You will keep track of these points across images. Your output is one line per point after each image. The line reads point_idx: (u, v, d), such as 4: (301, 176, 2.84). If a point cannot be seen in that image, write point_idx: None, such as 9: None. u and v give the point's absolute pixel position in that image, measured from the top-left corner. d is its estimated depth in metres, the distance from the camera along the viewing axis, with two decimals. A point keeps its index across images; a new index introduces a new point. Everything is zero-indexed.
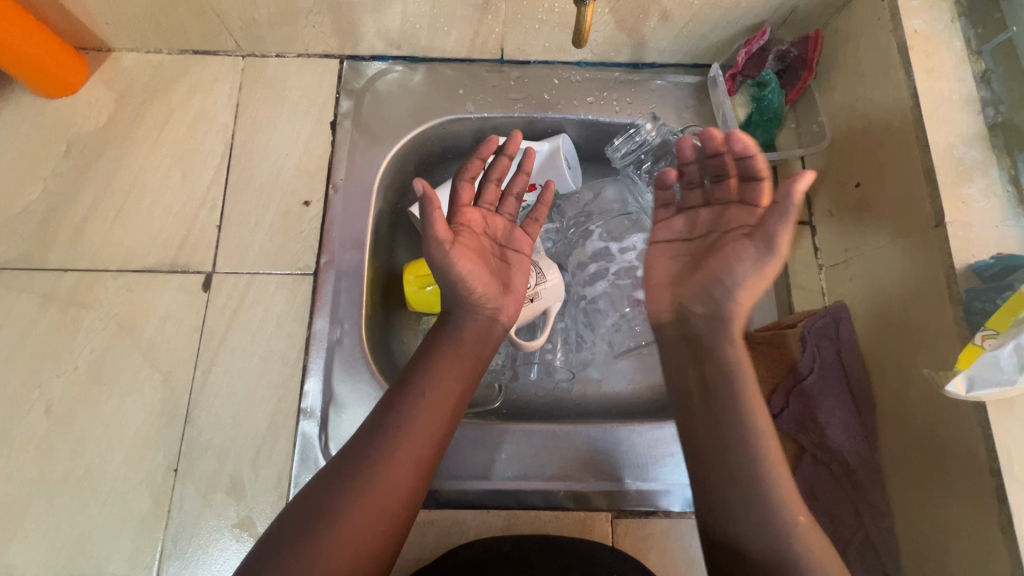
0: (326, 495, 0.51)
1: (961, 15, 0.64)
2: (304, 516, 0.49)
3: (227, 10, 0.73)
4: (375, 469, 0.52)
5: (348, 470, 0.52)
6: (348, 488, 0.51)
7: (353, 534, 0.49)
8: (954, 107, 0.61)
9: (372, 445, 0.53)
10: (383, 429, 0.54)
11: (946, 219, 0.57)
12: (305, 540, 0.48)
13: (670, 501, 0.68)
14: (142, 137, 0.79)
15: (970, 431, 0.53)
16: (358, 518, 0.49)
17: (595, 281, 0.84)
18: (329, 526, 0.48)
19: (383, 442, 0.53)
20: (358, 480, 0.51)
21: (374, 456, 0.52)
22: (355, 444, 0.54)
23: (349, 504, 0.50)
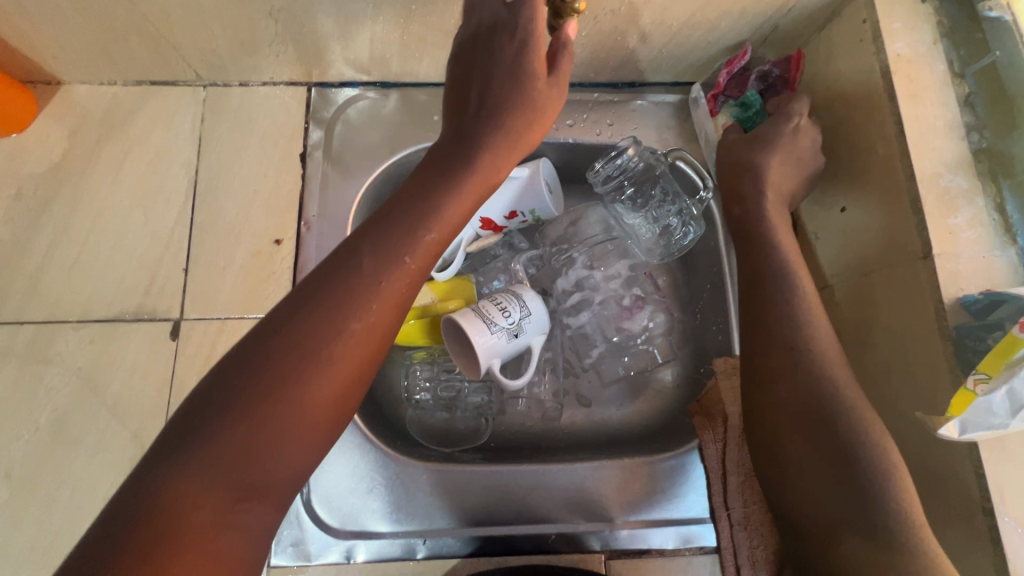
0: (279, 349, 0.42)
1: (942, 37, 0.63)
2: (251, 368, 0.41)
3: (183, 41, 0.69)
4: (345, 324, 0.44)
5: (305, 306, 0.44)
6: (311, 343, 0.42)
7: (308, 387, 0.42)
8: (939, 133, 0.60)
9: (347, 302, 0.44)
10: (354, 262, 0.46)
11: (933, 251, 0.56)
12: (246, 386, 0.40)
13: (664, 538, 0.67)
14: (100, 175, 0.75)
15: (962, 469, 0.53)
16: (314, 369, 0.42)
17: (579, 310, 0.82)
18: (281, 386, 0.41)
19: (358, 300, 0.45)
20: (327, 330, 0.43)
21: (351, 305, 0.44)
22: (324, 282, 0.45)
23: (310, 361, 0.42)
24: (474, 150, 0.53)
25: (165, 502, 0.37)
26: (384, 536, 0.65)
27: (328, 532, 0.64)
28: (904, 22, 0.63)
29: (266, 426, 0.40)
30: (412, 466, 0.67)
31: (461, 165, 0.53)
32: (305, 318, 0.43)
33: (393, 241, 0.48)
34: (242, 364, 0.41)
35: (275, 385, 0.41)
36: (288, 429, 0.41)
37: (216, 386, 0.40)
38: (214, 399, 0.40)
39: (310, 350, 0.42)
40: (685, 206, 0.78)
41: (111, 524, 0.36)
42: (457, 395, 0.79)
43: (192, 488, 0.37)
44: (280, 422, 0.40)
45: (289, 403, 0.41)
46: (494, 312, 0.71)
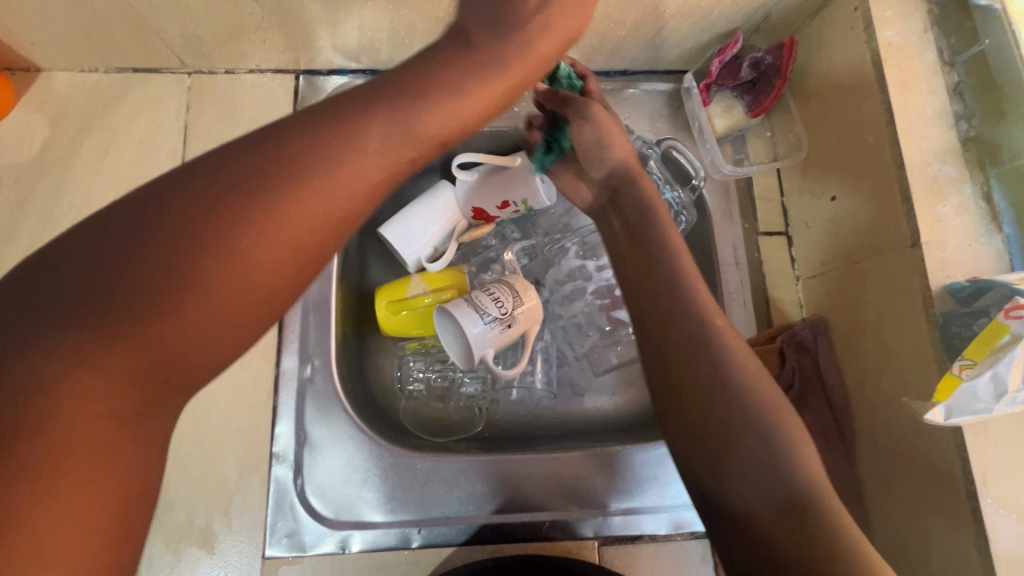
0: (187, 211, 0.32)
1: (933, 25, 0.63)
2: (145, 227, 0.31)
3: (166, 26, 0.67)
4: (280, 200, 0.33)
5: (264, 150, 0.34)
6: (263, 198, 0.33)
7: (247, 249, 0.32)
8: (928, 122, 0.60)
9: (285, 171, 0.34)
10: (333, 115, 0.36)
11: (921, 239, 0.57)
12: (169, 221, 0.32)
13: (656, 525, 0.68)
14: (83, 166, 0.73)
15: (946, 452, 0.54)
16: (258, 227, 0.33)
17: (572, 299, 0.83)
18: (182, 257, 0.31)
19: (300, 171, 0.34)
20: (283, 186, 0.33)
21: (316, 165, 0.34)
22: (293, 127, 0.35)
23: (222, 235, 0.32)
24: (478, 38, 0.44)
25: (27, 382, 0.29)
26: (379, 526, 0.65)
27: (323, 523, 0.65)
28: (896, 10, 0.63)
29: (167, 303, 0.31)
30: (406, 456, 0.67)
31: (457, 48, 0.42)
32: (258, 162, 0.34)
33: (354, 115, 0.37)
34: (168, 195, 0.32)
35: (178, 256, 0.31)
36: (193, 313, 0.32)
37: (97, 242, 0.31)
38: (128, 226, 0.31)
39: (228, 216, 0.32)
40: (679, 195, 0.77)
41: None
42: (451, 385, 0.80)
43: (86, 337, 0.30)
44: (183, 303, 0.31)
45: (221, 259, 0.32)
46: (485, 302, 0.71)
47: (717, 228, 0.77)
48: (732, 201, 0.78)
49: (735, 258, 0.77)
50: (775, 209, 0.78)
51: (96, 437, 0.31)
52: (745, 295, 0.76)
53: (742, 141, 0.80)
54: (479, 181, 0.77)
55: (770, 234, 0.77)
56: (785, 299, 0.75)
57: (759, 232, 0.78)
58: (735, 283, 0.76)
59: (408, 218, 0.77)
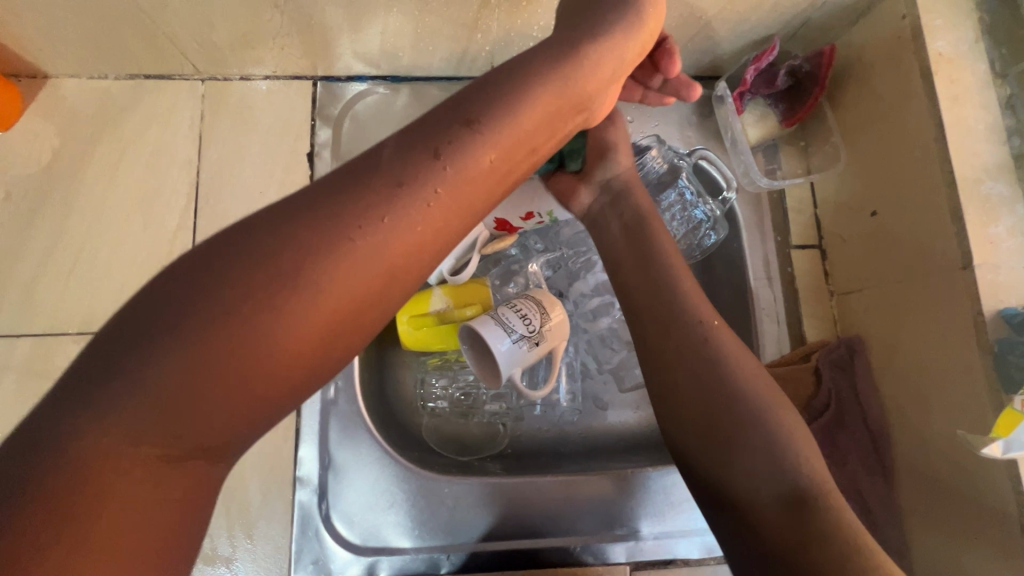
0: (239, 287, 0.33)
1: (984, 34, 0.60)
2: (200, 300, 0.32)
3: (181, 33, 0.64)
4: (329, 275, 0.35)
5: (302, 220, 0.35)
6: (305, 274, 0.34)
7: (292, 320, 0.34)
8: (980, 137, 0.58)
9: (327, 251, 0.35)
10: (380, 169, 0.38)
11: (974, 261, 0.55)
12: (214, 301, 0.32)
13: (689, 548, 0.67)
14: (94, 177, 0.70)
15: (998, 483, 0.53)
16: (303, 298, 0.34)
17: (598, 315, 0.82)
18: (232, 328, 0.32)
19: (342, 239, 0.35)
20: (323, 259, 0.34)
21: (351, 234, 0.35)
22: (329, 194, 0.36)
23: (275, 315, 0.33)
24: (516, 82, 0.44)
25: (80, 453, 0.31)
26: (407, 552, 0.64)
27: (349, 550, 0.63)
28: (946, 18, 0.60)
29: (219, 378, 0.32)
30: (434, 480, 0.65)
31: (506, 100, 0.43)
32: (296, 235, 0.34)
33: (390, 189, 0.37)
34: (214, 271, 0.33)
35: (231, 332, 0.32)
36: (238, 384, 0.33)
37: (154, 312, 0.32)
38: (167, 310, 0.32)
39: (281, 294, 0.33)
40: (709, 207, 0.74)
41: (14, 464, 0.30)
42: (474, 402, 0.77)
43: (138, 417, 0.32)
44: (233, 380, 0.33)
45: (265, 335, 0.33)
46: (513, 320, 0.68)
47: (749, 241, 0.75)
48: (764, 213, 0.76)
49: (766, 272, 0.74)
50: (809, 221, 0.76)
51: (143, 496, 0.32)
52: (778, 311, 0.73)
53: (775, 150, 0.78)
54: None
55: (804, 247, 0.75)
56: (819, 314, 0.73)
57: (792, 245, 0.75)
58: (767, 298, 0.73)
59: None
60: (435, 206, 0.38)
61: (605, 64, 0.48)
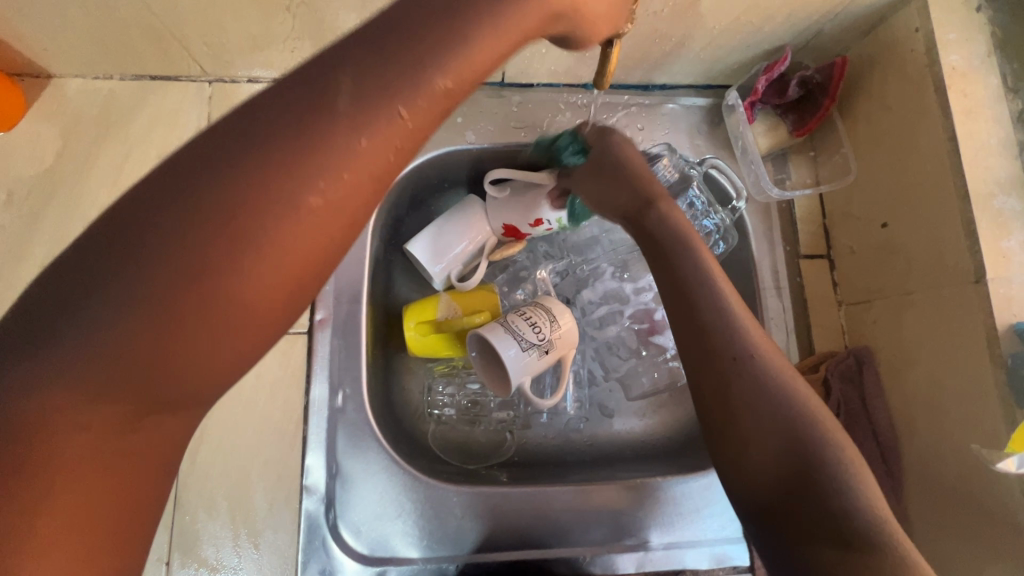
0: (178, 217, 0.26)
1: (996, 49, 0.61)
2: (135, 235, 0.26)
3: (190, 35, 0.63)
4: (280, 211, 0.27)
5: (241, 145, 0.27)
6: (247, 212, 0.26)
7: (233, 276, 0.26)
8: (992, 152, 0.58)
9: (275, 186, 0.26)
10: (331, 93, 0.28)
11: (987, 275, 0.55)
12: (137, 253, 0.25)
13: (698, 559, 0.67)
14: (99, 180, 0.69)
15: (1010, 499, 0.53)
16: (244, 252, 0.26)
17: (605, 324, 0.81)
18: (168, 269, 0.25)
19: (292, 182, 0.27)
20: (270, 193, 0.26)
21: (303, 161, 0.27)
22: (274, 112, 0.28)
23: (216, 258, 0.26)
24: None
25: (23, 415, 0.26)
26: (415, 562, 0.64)
27: (358, 561, 0.63)
28: (959, 32, 0.60)
29: (153, 345, 0.26)
30: (442, 489, 0.65)
31: (496, 2, 0.33)
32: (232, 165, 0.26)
33: (344, 113, 0.28)
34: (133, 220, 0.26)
35: (171, 274, 0.25)
36: (193, 344, 0.26)
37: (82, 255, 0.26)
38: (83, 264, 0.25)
39: (229, 232, 0.26)
40: (720, 216, 0.74)
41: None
42: (482, 409, 0.77)
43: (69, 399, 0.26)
44: (176, 335, 0.26)
45: (199, 294, 0.26)
46: (522, 328, 0.68)
47: (758, 250, 0.75)
48: (773, 224, 0.76)
49: (775, 282, 0.74)
50: (817, 232, 0.76)
51: (100, 458, 0.28)
52: (787, 321, 0.73)
53: (784, 159, 0.78)
54: (511, 199, 0.72)
55: (813, 257, 0.75)
56: (828, 325, 0.73)
57: (801, 255, 0.75)
58: (776, 309, 0.73)
59: (438, 232, 0.74)
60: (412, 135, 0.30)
61: (599, 0, 0.43)
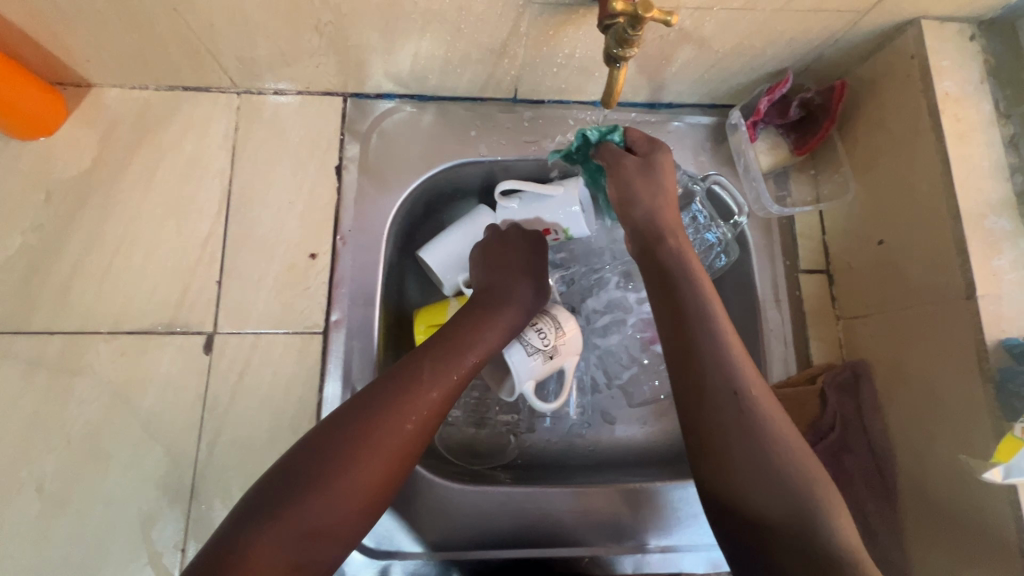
0: (353, 420, 0.54)
1: (989, 76, 0.64)
2: (328, 449, 0.52)
3: (223, 50, 0.67)
4: (395, 421, 0.55)
5: (370, 408, 0.55)
6: (373, 437, 0.53)
7: (364, 471, 0.52)
8: (983, 174, 0.60)
9: (385, 423, 0.54)
10: (411, 375, 0.58)
11: (977, 292, 0.57)
12: (318, 460, 0.51)
13: (694, 563, 0.69)
14: (131, 183, 0.73)
15: (997, 507, 0.54)
16: (370, 459, 0.52)
17: (608, 332, 0.84)
18: (344, 470, 0.51)
19: (394, 426, 0.54)
20: (388, 428, 0.54)
21: (404, 410, 0.55)
22: (386, 390, 0.56)
23: (383, 409, 0.54)
24: (492, 301, 0.69)
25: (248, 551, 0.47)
26: (419, 556, 0.66)
27: (364, 552, 0.65)
28: (953, 59, 0.63)
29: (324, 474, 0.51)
30: (447, 486, 0.68)
31: (484, 316, 0.67)
32: (365, 419, 0.54)
33: (415, 392, 0.57)
34: (323, 435, 0.53)
35: (343, 469, 0.51)
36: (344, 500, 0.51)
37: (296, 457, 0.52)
38: (292, 474, 0.50)
39: (363, 450, 0.52)
40: (721, 232, 0.77)
41: (235, 527, 0.48)
42: (487, 411, 0.79)
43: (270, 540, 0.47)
44: (367, 426, 0.53)
45: (348, 477, 0.51)
46: (528, 333, 0.70)
47: (758, 264, 0.77)
48: (774, 239, 0.78)
49: (775, 295, 0.76)
50: (817, 247, 0.78)
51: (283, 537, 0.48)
52: (786, 333, 0.75)
53: (785, 177, 0.80)
54: (520, 211, 0.76)
55: (812, 272, 0.77)
56: (826, 338, 0.75)
57: (800, 269, 0.77)
58: (774, 321, 0.75)
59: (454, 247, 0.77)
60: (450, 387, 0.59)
61: None
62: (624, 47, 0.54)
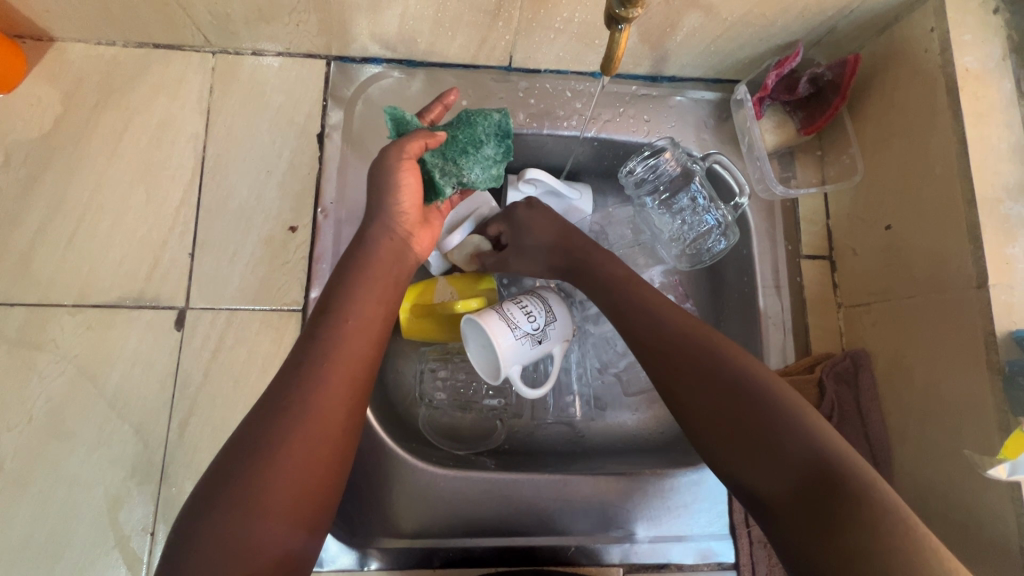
0: (254, 429, 0.45)
1: (1012, 52, 0.60)
2: (233, 467, 0.44)
3: (195, 3, 0.62)
4: (303, 418, 0.46)
5: (271, 403, 0.47)
6: (281, 428, 0.45)
7: (279, 463, 0.44)
8: (1002, 157, 0.57)
9: (287, 405, 0.46)
10: (304, 358, 0.49)
11: (989, 281, 0.54)
12: (226, 486, 0.43)
13: (683, 554, 0.68)
14: (97, 146, 0.69)
15: (1000, 506, 0.52)
16: (283, 448, 0.44)
17: (601, 319, 0.80)
18: (267, 466, 0.44)
19: (299, 400, 0.47)
20: (296, 409, 0.46)
21: (312, 386, 0.48)
22: (283, 386, 0.48)
23: (282, 403, 0.47)
24: (384, 267, 0.57)
25: None
26: (404, 535, 0.65)
27: (340, 541, 0.63)
28: (974, 33, 0.60)
29: (237, 487, 0.43)
30: (430, 471, 0.66)
31: (385, 278, 0.57)
32: (262, 414, 0.46)
33: (314, 365, 0.49)
34: (225, 465, 0.44)
35: (260, 482, 0.43)
36: (272, 509, 0.43)
37: (206, 492, 0.43)
38: (199, 510, 0.42)
39: (274, 441, 0.45)
40: (721, 214, 0.73)
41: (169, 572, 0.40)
42: (473, 395, 0.75)
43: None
44: (273, 421, 0.46)
45: (259, 481, 0.43)
46: (518, 316, 0.67)
47: (759, 248, 0.74)
48: (776, 222, 0.75)
49: (775, 281, 0.73)
50: (820, 232, 0.75)
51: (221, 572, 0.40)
52: (785, 321, 0.72)
53: (790, 158, 0.77)
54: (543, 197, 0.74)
55: (815, 258, 0.74)
56: (825, 326, 0.72)
57: (802, 255, 0.74)
58: (774, 307, 0.72)
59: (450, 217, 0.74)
60: (357, 343, 0.52)
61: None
62: (628, 7, 0.49)
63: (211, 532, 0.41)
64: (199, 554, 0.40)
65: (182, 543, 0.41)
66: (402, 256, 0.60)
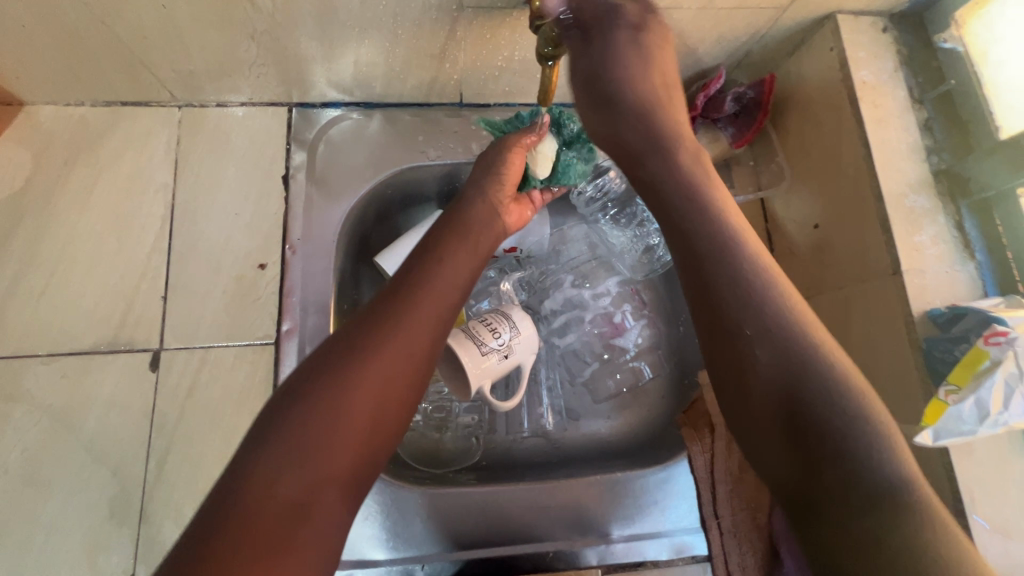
0: (346, 340, 0.49)
1: (902, 64, 0.68)
2: (324, 369, 0.47)
3: (159, 63, 0.66)
4: (391, 341, 0.49)
5: (363, 323, 0.50)
6: (369, 344, 0.48)
7: (363, 378, 0.47)
8: (903, 156, 0.64)
9: (378, 327, 0.50)
10: (398, 291, 0.53)
11: (902, 267, 0.60)
12: (314, 386, 0.46)
13: (659, 550, 0.70)
14: (69, 202, 0.71)
15: (934, 470, 0.57)
16: (369, 366, 0.47)
17: (565, 331, 0.84)
18: (353, 377, 0.46)
19: (389, 326, 0.50)
20: (386, 331, 0.49)
21: (400, 317, 0.51)
22: (378, 309, 0.52)
23: (379, 325, 0.50)
24: (467, 230, 0.62)
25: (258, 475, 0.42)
26: (380, 564, 0.66)
27: None
28: (868, 50, 0.67)
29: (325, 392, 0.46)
30: (409, 489, 0.68)
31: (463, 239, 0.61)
32: (354, 332, 0.50)
33: (406, 301, 0.52)
34: (316, 368, 0.47)
35: (319, 431, 0.44)
36: (352, 421, 0.45)
37: (292, 389, 0.46)
38: (288, 403, 0.45)
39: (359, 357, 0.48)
40: None
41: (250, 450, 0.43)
42: (448, 414, 0.78)
43: (281, 467, 0.42)
44: (366, 336, 0.49)
45: (344, 388, 0.46)
46: (484, 333, 0.70)
47: None
48: None
49: None
50: (760, 234, 0.81)
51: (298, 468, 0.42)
52: None
53: (726, 169, 0.83)
54: None
55: None
56: None
57: None
58: None
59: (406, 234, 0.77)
60: (445, 292, 0.55)
61: None
62: (555, 46, 0.55)
63: (294, 424, 0.44)
64: (280, 440, 0.43)
65: (264, 429, 0.44)
66: (480, 237, 0.63)
